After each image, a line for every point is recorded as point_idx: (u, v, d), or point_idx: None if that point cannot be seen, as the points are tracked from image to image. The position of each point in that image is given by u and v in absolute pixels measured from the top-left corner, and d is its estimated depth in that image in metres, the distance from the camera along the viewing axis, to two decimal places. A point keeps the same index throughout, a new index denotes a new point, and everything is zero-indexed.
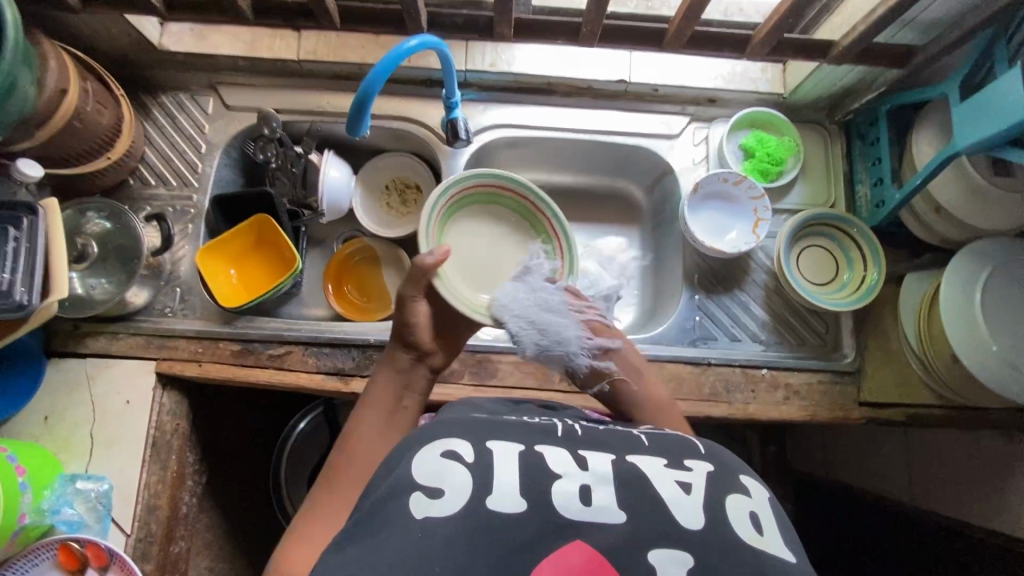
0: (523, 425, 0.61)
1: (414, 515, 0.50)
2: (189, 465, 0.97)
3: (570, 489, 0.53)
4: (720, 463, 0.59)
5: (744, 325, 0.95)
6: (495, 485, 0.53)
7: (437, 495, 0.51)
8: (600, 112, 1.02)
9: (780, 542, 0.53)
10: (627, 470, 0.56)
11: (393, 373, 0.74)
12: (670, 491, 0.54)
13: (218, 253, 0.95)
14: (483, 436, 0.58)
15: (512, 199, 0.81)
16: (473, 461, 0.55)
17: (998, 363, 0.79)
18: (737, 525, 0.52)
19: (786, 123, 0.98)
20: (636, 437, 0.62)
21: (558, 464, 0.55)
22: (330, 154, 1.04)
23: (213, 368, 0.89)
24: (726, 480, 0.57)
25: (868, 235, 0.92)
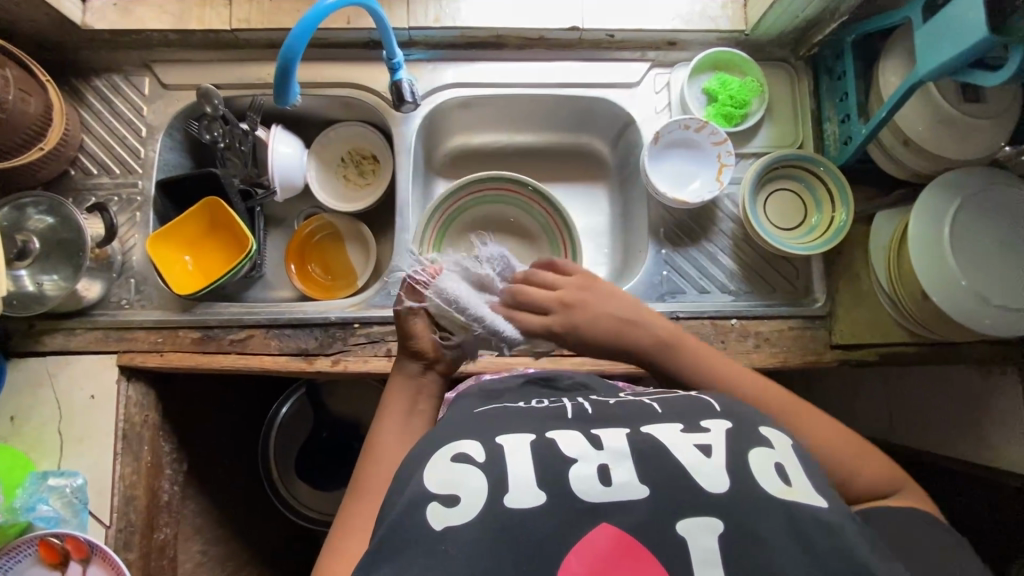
0: (531, 412, 0.61)
1: (434, 526, 0.51)
2: (167, 454, 0.96)
3: (587, 472, 0.53)
4: (738, 417, 0.58)
5: (707, 273, 0.94)
6: (511, 480, 0.53)
7: (453, 503, 0.52)
8: (557, 64, 0.97)
9: (810, 486, 0.53)
10: (644, 442, 0.56)
11: (405, 382, 0.72)
12: (691, 457, 0.54)
13: (171, 241, 0.93)
14: (490, 432, 0.57)
15: (542, 215, 1.00)
16: (485, 461, 0.54)
17: (967, 296, 0.79)
18: (763, 478, 0.52)
19: (750, 63, 0.94)
20: (647, 405, 0.62)
21: (571, 447, 0.55)
22: (278, 129, 1.00)
23: (176, 357, 0.88)
24: (745, 434, 0.56)
25: (835, 174, 0.89)
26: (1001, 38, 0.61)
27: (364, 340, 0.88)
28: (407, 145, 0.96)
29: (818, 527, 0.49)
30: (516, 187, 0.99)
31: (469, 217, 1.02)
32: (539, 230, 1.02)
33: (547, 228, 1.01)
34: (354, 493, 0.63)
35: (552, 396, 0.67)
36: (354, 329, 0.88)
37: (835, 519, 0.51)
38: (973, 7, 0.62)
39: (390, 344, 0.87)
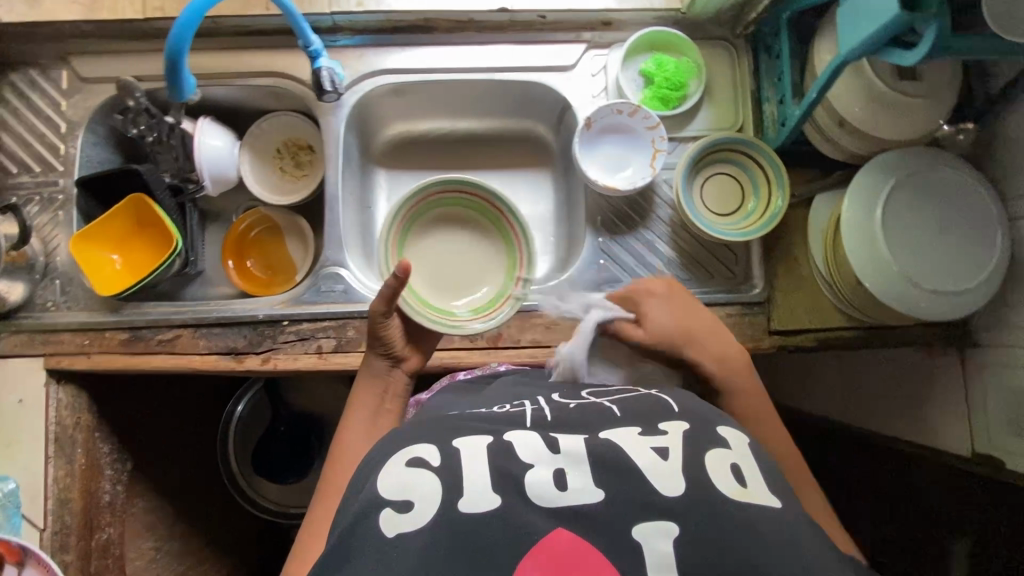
0: (492, 417, 0.63)
1: (386, 533, 0.52)
2: (106, 455, 0.96)
3: (544, 476, 0.54)
4: (695, 419, 0.60)
5: (640, 261, 0.92)
6: (466, 486, 0.54)
7: (406, 510, 0.53)
8: (489, 47, 0.94)
9: (764, 488, 0.54)
10: (600, 445, 0.57)
11: (373, 381, 0.77)
12: (647, 459, 0.55)
13: (95, 239, 0.90)
14: (448, 436, 0.59)
15: (507, 227, 0.84)
16: (439, 465, 0.56)
17: (898, 281, 0.78)
18: (717, 479, 0.53)
19: (687, 43, 0.91)
20: (606, 408, 0.64)
21: (528, 453, 0.56)
22: (206, 120, 0.97)
23: (103, 360, 0.87)
24: (702, 437, 0.58)
25: (771, 157, 0.86)
26: (909, 16, 0.59)
27: (294, 338, 0.86)
28: (336, 135, 0.93)
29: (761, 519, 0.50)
30: (486, 197, 0.82)
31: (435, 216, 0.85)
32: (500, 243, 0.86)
33: (509, 240, 0.85)
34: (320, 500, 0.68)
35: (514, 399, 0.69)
36: (283, 326, 0.87)
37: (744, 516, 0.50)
38: None
39: (320, 341, 0.86)
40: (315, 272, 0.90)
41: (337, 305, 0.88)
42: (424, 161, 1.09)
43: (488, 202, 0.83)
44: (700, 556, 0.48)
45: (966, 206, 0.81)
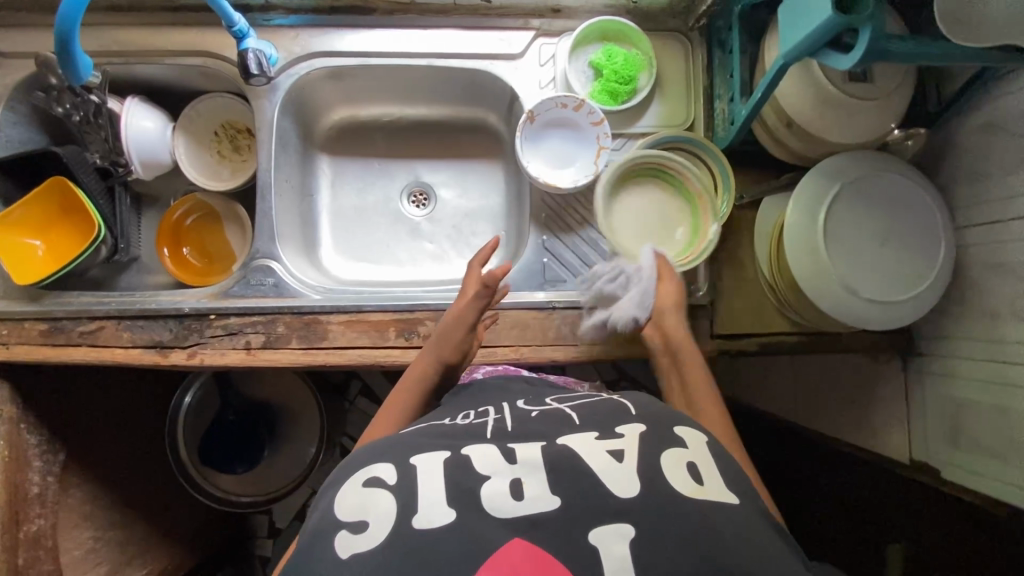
0: (452, 431, 0.63)
1: (340, 554, 0.50)
2: (32, 446, 0.94)
3: (501, 488, 0.53)
4: (652, 419, 0.62)
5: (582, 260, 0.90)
6: (421, 504, 0.52)
7: (361, 530, 0.52)
8: (432, 32, 0.90)
9: (721, 485, 0.56)
10: (558, 455, 0.56)
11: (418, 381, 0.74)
12: (603, 462, 0.55)
13: (16, 224, 0.87)
14: (406, 453, 0.59)
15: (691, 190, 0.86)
16: (395, 484, 0.55)
17: (839, 288, 0.76)
18: (672, 478, 0.54)
19: (638, 34, 0.87)
20: (569, 416, 0.64)
21: (485, 464, 0.56)
22: (135, 100, 0.92)
23: (21, 351, 0.83)
24: (661, 438, 0.59)
25: (715, 153, 0.85)
26: (844, 19, 0.56)
27: (222, 332, 0.84)
28: (269, 121, 0.89)
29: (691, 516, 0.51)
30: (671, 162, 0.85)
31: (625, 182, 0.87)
32: (682, 206, 0.87)
33: (693, 202, 0.86)
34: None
35: (480, 407, 0.69)
36: (210, 320, 0.84)
37: (658, 536, 0.50)
38: None
39: (249, 337, 0.84)
40: (245, 263, 0.87)
41: (267, 299, 0.86)
42: (371, 147, 1.06)
43: (676, 168, 0.85)
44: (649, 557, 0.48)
45: (910, 214, 0.79)
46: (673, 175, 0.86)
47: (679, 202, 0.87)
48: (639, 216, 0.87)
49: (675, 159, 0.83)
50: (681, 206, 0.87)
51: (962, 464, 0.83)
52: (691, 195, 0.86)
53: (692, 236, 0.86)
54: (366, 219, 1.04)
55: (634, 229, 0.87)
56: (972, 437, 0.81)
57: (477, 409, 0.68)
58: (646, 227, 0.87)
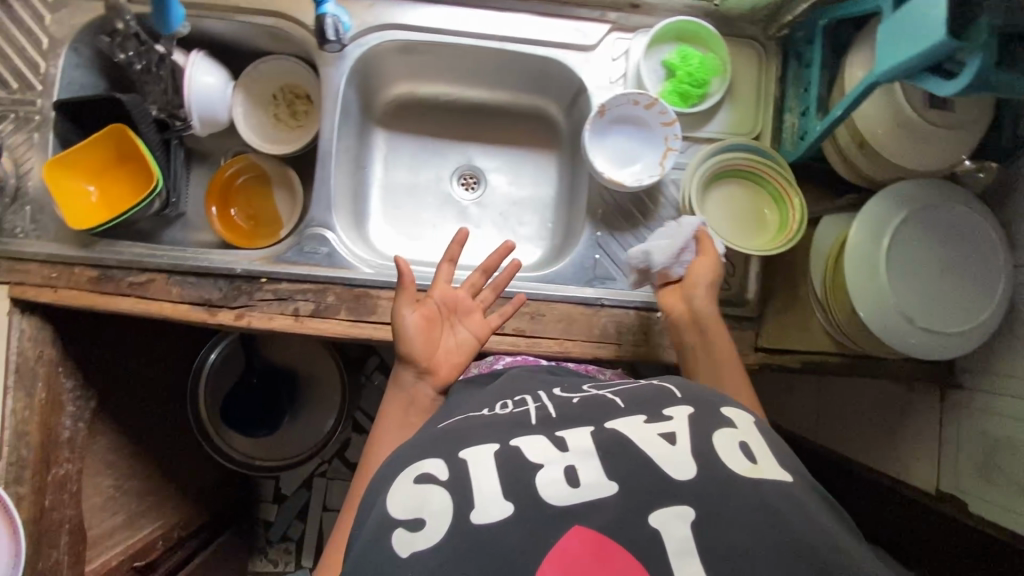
0: (495, 420, 0.61)
1: (398, 553, 0.51)
2: (68, 390, 0.93)
3: (555, 475, 0.53)
4: (699, 402, 0.60)
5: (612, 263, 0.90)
6: (477, 496, 0.53)
7: (418, 528, 0.52)
8: (509, 15, 0.89)
9: (774, 463, 0.55)
10: (609, 440, 0.56)
11: (399, 392, 0.73)
12: (657, 449, 0.54)
13: (72, 167, 0.86)
14: (453, 447, 0.58)
15: (770, 184, 0.84)
16: (448, 480, 0.55)
17: (895, 314, 0.76)
18: (728, 458, 0.53)
19: (716, 38, 0.86)
20: (611, 399, 0.62)
21: (536, 453, 0.56)
22: (198, 55, 0.92)
23: (69, 296, 0.83)
24: (708, 418, 0.58)
25: (778, 164, 0.83)
26: (956, 44, 0.56)
27: (271, 297, 0.84)
28: (335, 89, 0.88)
29: (759, 504, 0.50)
30: (745, 163, 0.84)
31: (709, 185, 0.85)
32: (763, 203, 0.85)
33: (777, 198, 0.84)
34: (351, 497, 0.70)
35: (516, 396, 0.67)
36: (261, 283, 0.84)
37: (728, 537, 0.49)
38: (936, 9, 0.57)
39: (298, 304, 0.84)
40: (299, 231, 0.87)
41: (320, 268, 0.85)
42: (427, 125, 1.05)
43: (746, 167, 0.84)
44: (716, 544, 0.48)
45: (972, 244, 0.79)
46: (751, 176, 0.85)
47: (761, 201, 0.85)
48: (725, 215, 0.85)
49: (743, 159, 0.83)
50: (766, 205, 0.85)
51: (994, 500, 0.83)
52: (772, 189, 0.84)
53: (781, 230, 0.82)
54: (416, 197, 1.04)
55: (724, 226, 0.84)
56: (1010, 465, 0.81)
57: (515, 397, 0.66)
58: (732, 223, 0.84)
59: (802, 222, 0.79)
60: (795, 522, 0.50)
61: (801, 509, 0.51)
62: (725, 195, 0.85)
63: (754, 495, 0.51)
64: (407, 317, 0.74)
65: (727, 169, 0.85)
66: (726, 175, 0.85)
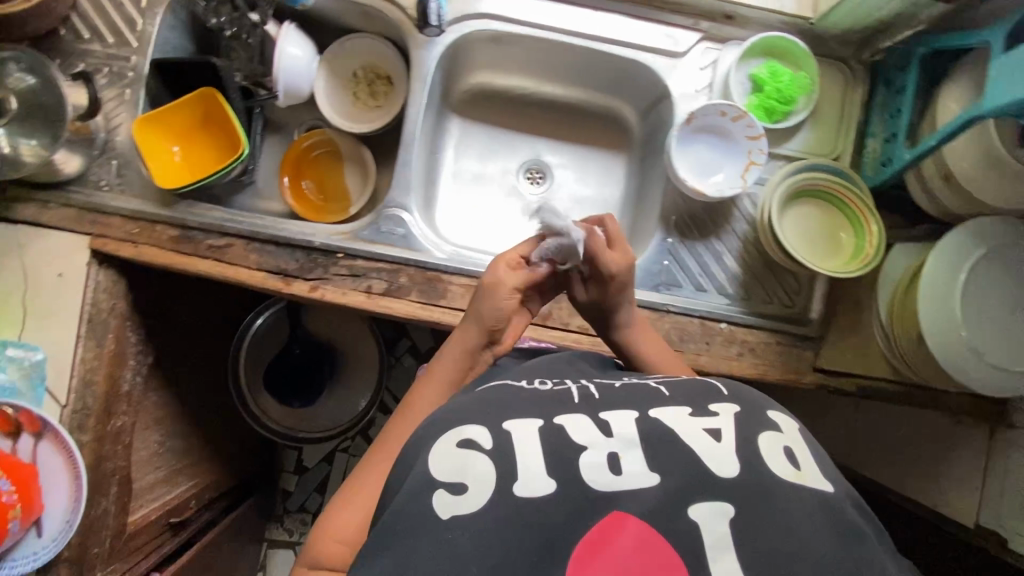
0: (536, 396, 0.60)
1: (441, 515, 0.50)
2: (132, 345, 0.94)
3: (597, 460, 0.52)
4: (745, 402, 0.58)
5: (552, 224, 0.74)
6: (520, 470, 0.52)
7: (461, 492, 0.51)
8: (602, 14, 0.89)
9: (818, 471, 0.53)
10: (651, 429, 0.55)
11: (462, 354, 0.74)
12: (702, 443, 0.53)
13: (159, 127, 0.87)
14: (497, 417, 0.56)
15: (850, 209, 0.84)
16: (492, 448, 0.53)
17: (963, 347, 0.76)
18: (774, 462, 0.52)
19: (807, 56, 0.86)
20: (656, 390, 0.61)
21: (581, 435, 0.54)
22: (290, 27, 0.92)
23: (149, 252, 0.84)
24: (755, 419, 0.56)
25: (863, 192, 0.83)
26: None
27: (346, 272, 0.85)
28: (424, 72, 0.89)
29: (805, 510, 0.49)
30: (830, 185, 0.84)
31: (789, 198, 0.86)
32: (838, 225, 0.85)
33: (855, 225, 0.84)
34: (377, 449, 0.67)
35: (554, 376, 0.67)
36: (337, 258, 0.85)
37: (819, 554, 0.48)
38: None
39: (371, 282, 0.85)
40: (378, 211, 0.88)
41: (395, 249, 0.87)
42: (500, 116, 1.06)
43: (831, 188, 0.84)
44: (758, 542, 0.47)
45: None
46: (831, 197, 0.85)
47: (836, 223, 0.85)
48: (799, 230, 0.85)
49: (831, 180, 0.84)
50: (844, 229, 0.85)
51: None
52: (851, 214, 0.84)
53: (856, 256, 0.83)
54: (483, 187, 1.05)
55: (798, 242, 0.85)
56: None
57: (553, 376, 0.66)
58: (805, 241, 0.85)
59: (880, 251, 0.80)
60: (836, 531, 0.49)
61: (847, 521, 0.50)
62: (801, 211, 0.86)
63: (798, 500, 0.50)
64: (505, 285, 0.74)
65: (812, 185, 0.85)
66: (808, 193, 0.86)
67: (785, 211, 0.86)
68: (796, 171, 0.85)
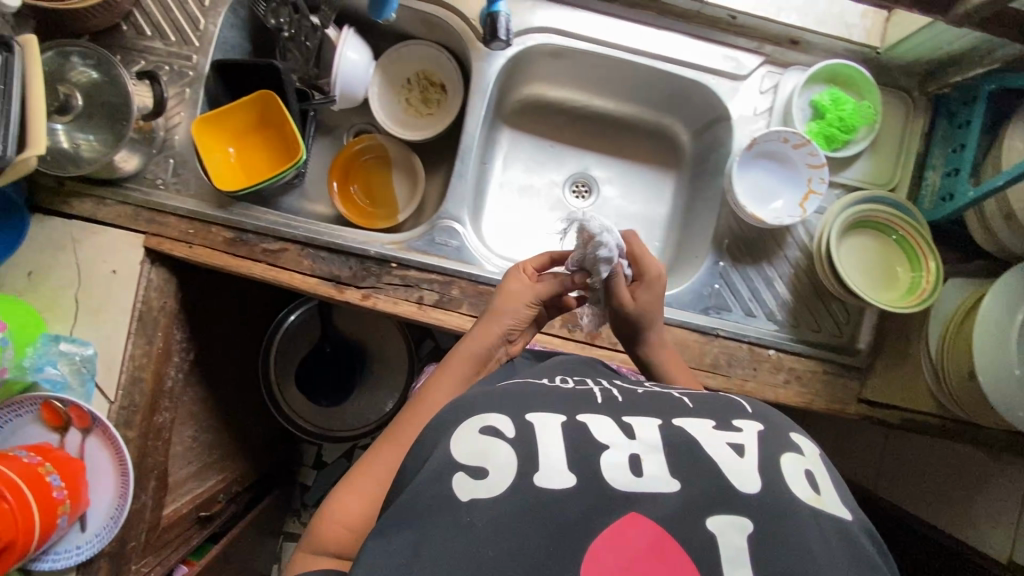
0: (558, 393, 0.57)
1: (459, 497, 0.47)
2: (177, 341, 0.94)
3: (617, 460, 0.49)
4: (769, 420, 0.54)
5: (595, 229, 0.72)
6: (542, 461, 0.48)
7: (481, 476, 0.48)
8: (666, 34, 0.89)
9: (835, 498, 0.49)
10: (675, 435, 0.51)
11: (481, 350, 0.69)
12: (722, 454, 0.49)
13: (216, 127, 0.87)
14: (520, 409, 0.53)
15: (907, 242, 0.84)
16: (515, 437, 0.50)
17: (1014, 386, 0.73)
18: (794, 484, 0.48)
19: (871, 85, 0.86)
20: (678, 399, 0.58)
21: (603, 434, 0.51)
22: (350, 31, 0.91)
23: (204, 253, 0.85)
24: (778, 438, 0.52)
25: (923, 228, 0.83)
26: None
27: (398, 282, 0.85)
28: (485, 84, 0.88)
29: (837, 540, 0.45)
30: (889, 218, 0.84)
31: (846, 226, 0.85)
32: (893, 258, 0.85)
33: (912, 259, 0.84)
34: (387, 440, 0.60)
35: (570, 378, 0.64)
36: (390, 268, 0.85)
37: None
38: None
39: (423, 293, 0.85)
40: (431, 222, 0.89)
41: (447, 261, 0.87)
42: (550, 129, 1.05)
43: (889, 220, 0.84)
44: (776, 559, 0.43)
45: None
46: (889, 229, 0.85)
47: (891, 255, 0.85)
48: (853, 259, 0.85)
49: (892, 212, 0.84)
50: (900, 263, 0.85)
51: None
52: (908, 247, 0.84)
53: (911, 290, 0.83)
54: (529, 199, 1.04)
55: (853, 272, 0.84)
56: None
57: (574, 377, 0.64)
58: (860, 272, 0.85)
59: (936, 287, 0.80)
60: (855, 567, 0.45)
61: (863, 555, 0.46)
62: (857, 240, 0.86)
63: (816, 527, 0.45)
64: (528, 286, 0.73)
65: (870, 215, 0.85)
66: (866, 224, 0.86)
67: (842, 239, 0.85)
68: (856, 201, 0.84)
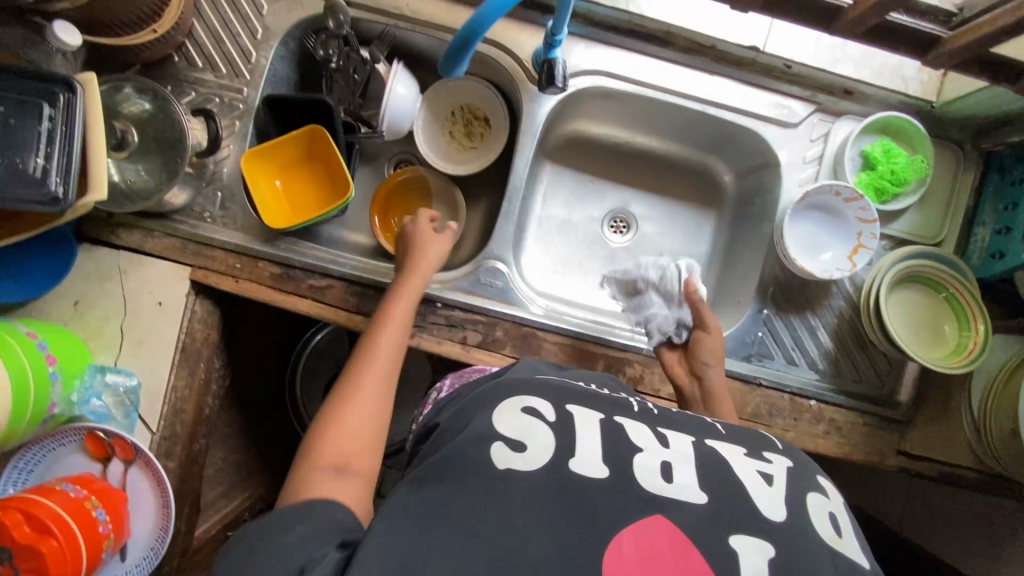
0: (597, 395, 0.58)
1: (496, 463, 0.47)
2: (216, 370, 0.94)
3: (650, 463, 0.49)
4: (799, 459, 0.55)
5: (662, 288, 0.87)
6: (580, 448, 0.49)
7: (521, 449, 0.48)
8: (720, 79, 0.88)
9: (856, 546, 0.49)
10: (707, 454, 0.52)
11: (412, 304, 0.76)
12: (751, 479, 0.50)
13: (264, 160, 0.87)
14: (561, 399, 0.55)
15: (956, 301, 0.84)
16: (555, 421, 0.51)
17: None
18: (817, 522, 0.48)
19: (923, 138, 0.85)
20: (710, 423, 0.58)
21: (640, 438, 0.52)
22: (401, 66, 0.90)
23: (251, 287, 0.85)
24: (806, 478, 0.52)
25: (974, 290, 0.83)
26: None
27: (443, 322, 0.85)
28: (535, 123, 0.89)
29: None
30: (940, 275, 0.84)
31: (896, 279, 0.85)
32: (941, 316, 0.85)
33: (961, 318, 0.84)
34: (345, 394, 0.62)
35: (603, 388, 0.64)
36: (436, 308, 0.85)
37: None
38: None
39: (468, 333, 0.85)
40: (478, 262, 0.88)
41: (493, 302, 0.87)
42: (592, 165, 1.05)
43: (939, 277, 0.84)
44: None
45: None
46: (939, 286, 0.85)
47: (939, 312, 0.85)
48: (900, 313, 0.85)
49: (943, 270, 0.84)
50: (948, 321, 0.84)
51: None
52: (957, 306, 0.84)
53: (956, 350, 0.82)
54: (569, 234, 1.04)
55: (900, 326, 0.84)
56: None
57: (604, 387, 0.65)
58: (908, 326, 0.85)
59: (984, 350, 0.79)
60: None
61: None
62: (905, 294, 0.86)
63: (831, 559, 0.45)
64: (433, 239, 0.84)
65: (921, 270, 0.85)
66: (916, 279, 0.86)
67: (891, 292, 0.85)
68: (908, 257, 0.84)
